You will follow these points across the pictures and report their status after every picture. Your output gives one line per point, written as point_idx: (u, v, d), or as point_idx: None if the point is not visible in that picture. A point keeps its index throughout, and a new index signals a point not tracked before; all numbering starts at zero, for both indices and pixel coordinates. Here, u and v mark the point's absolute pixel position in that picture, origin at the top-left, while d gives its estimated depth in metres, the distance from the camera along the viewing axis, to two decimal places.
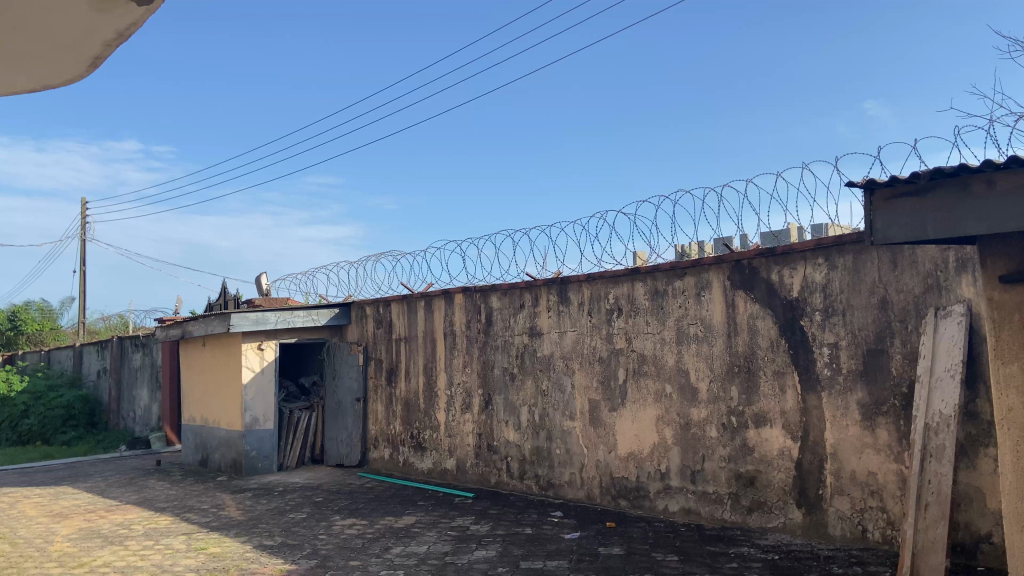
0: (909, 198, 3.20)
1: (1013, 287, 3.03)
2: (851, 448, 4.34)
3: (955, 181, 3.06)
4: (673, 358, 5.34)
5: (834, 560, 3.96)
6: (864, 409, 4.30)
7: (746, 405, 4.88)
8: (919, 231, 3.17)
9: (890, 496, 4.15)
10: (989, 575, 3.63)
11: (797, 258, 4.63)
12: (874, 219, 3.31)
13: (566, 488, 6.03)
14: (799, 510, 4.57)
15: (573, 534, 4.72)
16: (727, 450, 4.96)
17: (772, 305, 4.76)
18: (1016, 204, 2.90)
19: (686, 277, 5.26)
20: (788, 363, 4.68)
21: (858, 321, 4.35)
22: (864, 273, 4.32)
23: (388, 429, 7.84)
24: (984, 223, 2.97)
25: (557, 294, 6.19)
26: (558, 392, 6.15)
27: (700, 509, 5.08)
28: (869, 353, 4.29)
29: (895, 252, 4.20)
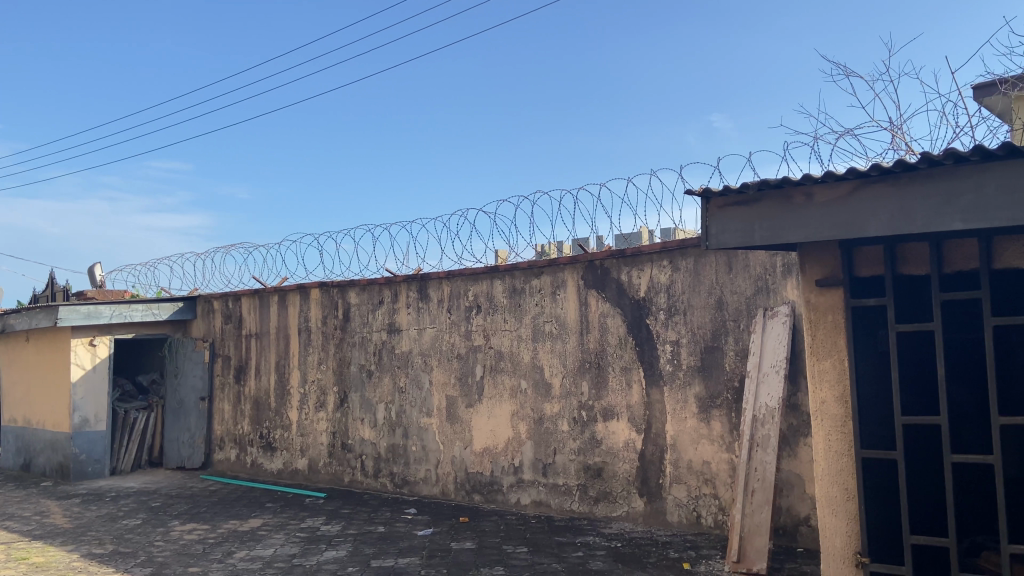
0: (740, 205, 3.46)
1: (827, 290, 3.34)
2: (689, 439, 4.63)
3: (780, 191, 3.34)
4: (528, 355, 5.47)
5: (670, 546, 4.22)
6: (701, 402, 4.59)
7: (596, 399, 5.08)
8: (747, 237, 3.43)
9: (722, 483, 4.47)
10: (806, 554, 4.00)
11: (643, 260, 4.88)
12: (709, 225, 3.54)
13: (420, 485, 6.04)
14: (640, 498, 4.82)
15: (425, 531, 4.74)
16: (577, 443, 5.14)
17: (621, 304, 4.98)
18: (830, 215, 3.21)
19: (542, 276, 5.40)
20: (634, 359, 4.91)
21: (697, 320, 4.64)
22: (704, 275, 4.62)
23: (235, 429, 7.52)
24: (804, 231, 3.26)
25: (416, 291, 6.18)
26: (415, 389, 6.14)
27: (550, 501, 5.25)
28: (705, 350, 4.59)
29: (731, 256, 4.51)
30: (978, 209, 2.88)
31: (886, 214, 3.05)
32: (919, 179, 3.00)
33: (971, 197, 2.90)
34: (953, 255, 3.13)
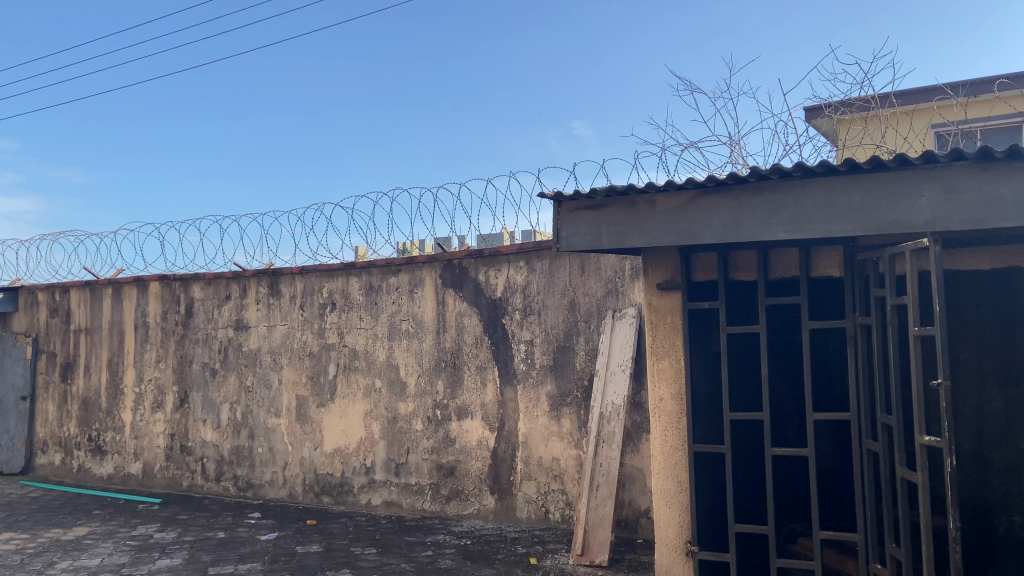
0: (589, 210, 3.58)
1: (667, 294, 3.55)
2: (540, 436, 4.74)
3: (626, 198, 3.50)
4: (383, 354, 5.40)
5: (519, 541, 4.30)
6: (552, 400, 4.72)
7: (451, 398, 5.09)
8: (595, 240, 3.56)
9: (569, 479, 4.62)
10: (645, 545, 4.19)
11: (501, 260, 4.95)
12: (561, 228, 3.64)
13: (266, 488, 5.83)
14: (491, 496, 4.88)
15: (269, 535, 4.57)
16: (431, 442, 5.13)
17: (478, 304, 5.03)
18: (671, 222, 3.41)
19: (400, 274, 5.35)
20: (489, 358, 4.97)
21: (551, 320, 4.76)
22: (557, 277, 4.75)
23: (61, 431, 6.93)
24: (647, 236, 3.44)
25: (267, 286, 5.95)
26: (263, 389, 5.90)
27: (401, 501, 5.21)
28: (558, 350, 4.71)
29: (584, 258, 4.67)
30: (798, 221, 3.18)
31: (720, 222, 3.29)
32: (750, 191, 3.27)
33: (793, 209, 3.19)
34: (776, 264, 3.43)
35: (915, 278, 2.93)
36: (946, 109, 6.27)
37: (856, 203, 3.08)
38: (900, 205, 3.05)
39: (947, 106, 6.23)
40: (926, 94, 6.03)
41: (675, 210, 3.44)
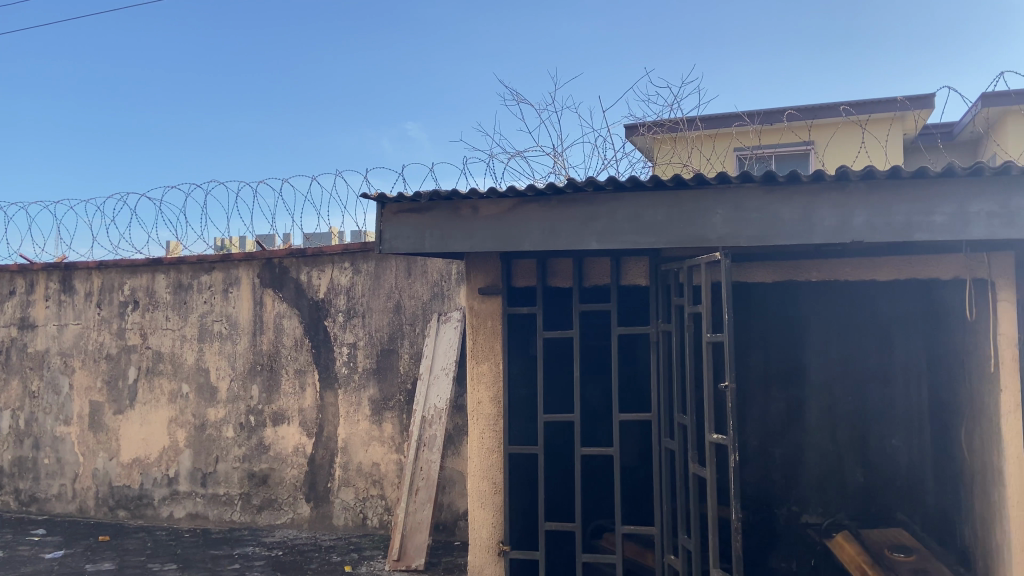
0: (412, 213, 3.57)
1: (488, 299, 3.60)
2: (360, 441, 4.66)
3: (449, 202, 3.52)
4: (192, 357, 5.07)
5: (333, 549, 4.21)
6: (374, 404, 4.65)
7: (265, 404, 4.87)
8: (418, 243, 3.55)
9: (389, 484, 4.59)
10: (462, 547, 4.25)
11: (325, 260, 4.82)
12: (383, 229, 3.59)
13: (53, 503, 5.30)
14: (307, 504, 4.74)
15: (54, 553, 4.14)
16: (242, 450, 4.89)
17: (298, 306, 4.86)
18: (493, 228, 3.48)
19: (214, 272, 5.06)
20: (309, 362, 4.81)
21: (375, 323, 4.70)
22: (383, 279, 4.70)
23: None
24: (469, 241, 3.49)
25: (59, 281, 5.41)
26: (52, 394, 5.36)
27: (208, 513, 4.93)
28: (380, 353, 4.66)
29: (410, 262, 4.67)
30: (610, 232, 3.36)
31: (539, 230, 3.41)
32: (567, 202, 3.42)
33: (605, 220, 3.37)
34: (590, 272, 3.60)
35: (709, 289, 3.20)
36: (743, 135, 6.85)
37: (660, 217, 3.31)
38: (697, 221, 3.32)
39: (744, 132, 6.82)
40: (726, 120, 6.57)
41: (496, 216, 3.51)
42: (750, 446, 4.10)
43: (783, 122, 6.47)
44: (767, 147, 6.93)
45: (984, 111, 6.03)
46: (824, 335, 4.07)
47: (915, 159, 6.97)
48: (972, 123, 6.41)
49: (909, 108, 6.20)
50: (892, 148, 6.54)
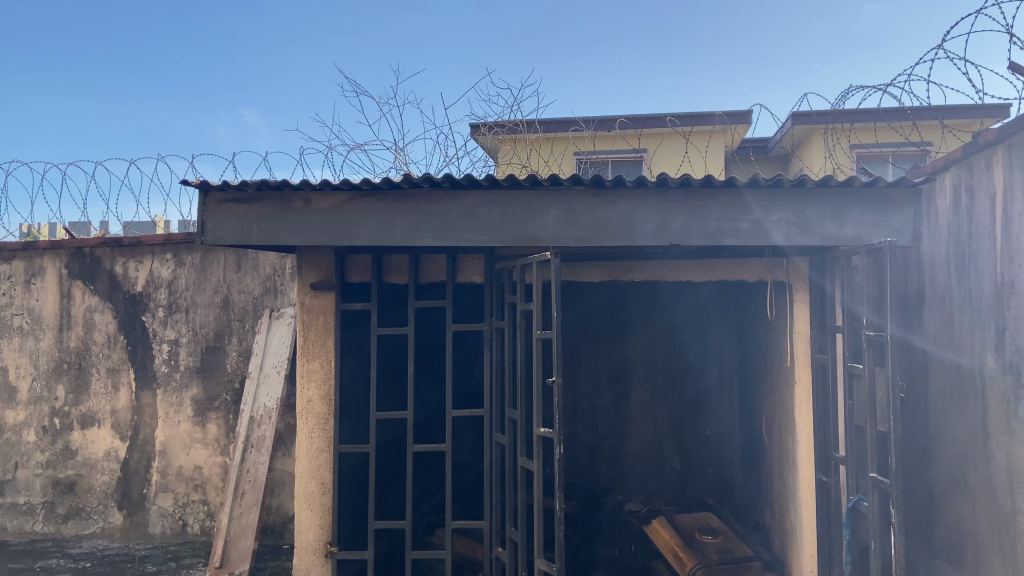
0: (239, 203, 3.40)
1: (320, 294, 3.50)
2: (180, 444, 4.50)
3: (279, 193, 3.38)
4: None
5: (149, 559, 4.04)
6: (198, 405, 4.51)
7: (73, 405, 4.59)
8: (245, 236, 3.39)
9: (212, 488, 4.47)
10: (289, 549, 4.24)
11: (144, 251, 4.59)
12: (206, 220, 3.40)
13: None
14: (119, 512, 4.51)
15: None
16: (45, 456, 4.59)
17: (113, 300, 4.61)
18: (326, 221, 3.38)
19: (14, 261, 4.64)
20: (124, 360, 4.57)
21: (199, 319, 4.57)
22: (210, 272, 4.59)
23: None
24: (300, 234, 3.37)
25: None
26: None
27: (6, 524, 4.59)
28: (205, 351, 4.53)
29: (240, 255, 4.58)
30: (445, 229, 3.38)
31: (373, 225, 3.36)
32: (402, 197, 3.39)
33: (441, 217, 3.39)
34: (425, 269, 3.60)
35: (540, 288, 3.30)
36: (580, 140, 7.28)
37: (494, 216, 3.37)
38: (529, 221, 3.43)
39: (580, 137, 7.12)
40: (564, 124, 6.81)
41: (329, 209, 3.42)
42: (581, 439, 4.73)
43: (615, 130, 6.74)
44: (601, 153, 7.29)
45: (792, 129, 6.65)
46: (645, 343, 4.71)
47: (734, 169, 7.55)
48: (781, 139, 7.05)
49: (725, 123, 6.71)
50: (712, 159, 7.05)
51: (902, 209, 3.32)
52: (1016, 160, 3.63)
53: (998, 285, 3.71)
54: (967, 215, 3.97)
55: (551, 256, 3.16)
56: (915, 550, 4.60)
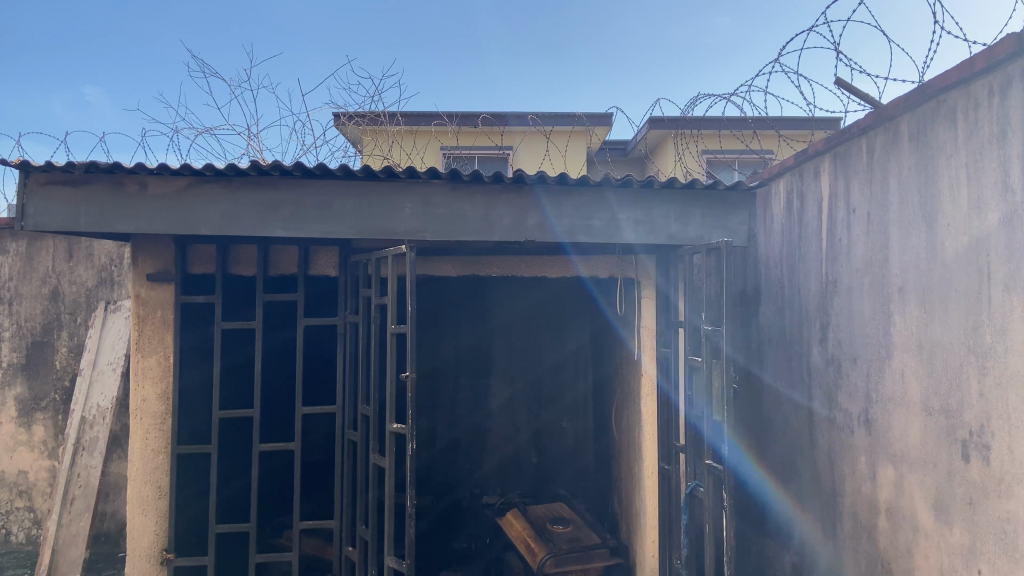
0: (65, 186, 3.14)
1: (156, 285, 3.48)
2: (6, 448, 4.87)
3: (111, 176, 3.15)
4: None
5: None
6: (22, 406, 4.94)
7: None
8: (71, 223, 3.14)
9: (38, 494, 4.75)
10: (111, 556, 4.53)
11: None
12: (25, 204, 3.12)
13: None
14: None
15: None
16: None
17: None
18: (164, 210, 3.20)
19: None
20: None
21: (25, 310, 4.93)
22: (38, 259, 4.96)
23: None
24: (135, 221, 3.17)
25: None
26: None
27: None
28: (32, 345, 4.90)
29: (72, 247, 4.97)
30: (296, 220, 3.27)
31: (217, 214, 3.22)
32: (252, 184, 3.27)
33: (292, 207, 3.28)
34: (276, 261, 3.55)
35: (395, 282, 3.29)
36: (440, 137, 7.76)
37: (350, 208, 3.30)
38: (384, 215, 3.38)
39: (443, 132, 7.27)
40: (427, 118, 6.92)
41: (167, 196, 3.24)
42: (423, 429, 5.62)
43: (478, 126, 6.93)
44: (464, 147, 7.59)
45: (649, 134, 6.96)
46: (505, 345, 5.77)
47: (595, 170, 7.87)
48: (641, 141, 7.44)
49: (583, 123, 7.04)
50: (571, 155, 7.42)
51: (737, 212, 3.58)
52: (840, 169, 4.00)
53: (823, 284, 4.09)
54: (799, 220, 4.33)
55: (405, 250, 3.14)
56: (746, 531, 4.98)
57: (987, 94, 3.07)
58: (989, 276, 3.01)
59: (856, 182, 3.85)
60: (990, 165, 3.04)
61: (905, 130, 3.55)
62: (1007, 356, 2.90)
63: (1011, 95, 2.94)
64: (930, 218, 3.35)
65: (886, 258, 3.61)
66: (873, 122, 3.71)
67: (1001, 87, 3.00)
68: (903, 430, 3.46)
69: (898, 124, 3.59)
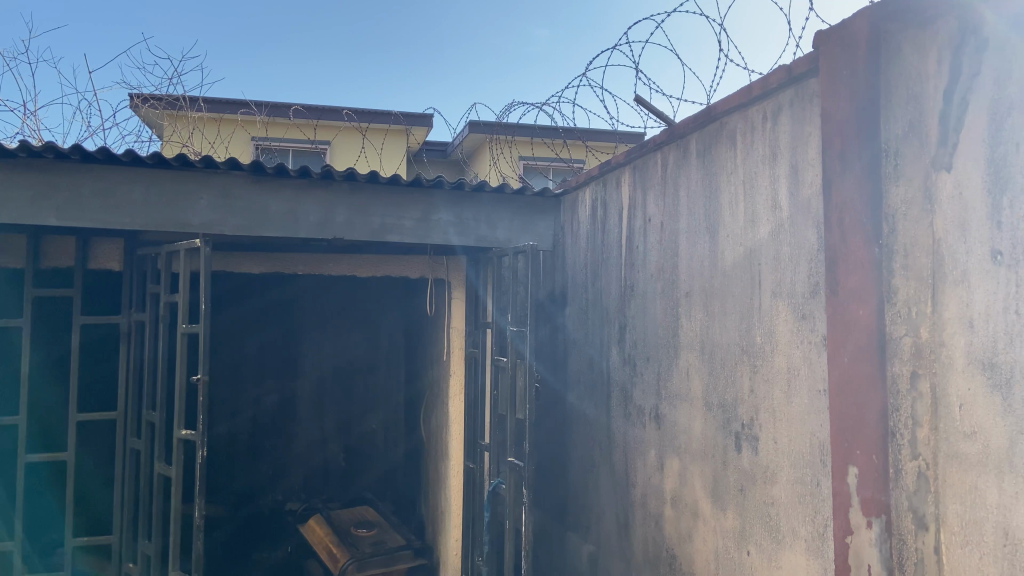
0: None
1: None
2: None
3: None
4: None
5: None
6: None
7: None
8: None
9: None
10: None
11: None
12: None
13: None
14: None
15: None
16: None
17: None
18: None
19: None
20: None
21: None
22: None
23: None
24: None
25: None
26: None
27: None
28: None
29: None
30: (71, 209, 3.54)
31: None
32: (43, 174, 3.49)
33: (67, 196, 3.54)
34: (48, 252, 4.34)
35: (187, 278, 3.16)
36: (251, 126, 8.27)
37: (138, 197, 3.63)
38: (185, 207, 3.69)
39: (250, 121, 7.95)
40: (233, 106, 7.53)
41: None
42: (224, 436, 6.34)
43: (287, 116, 7.65)
44: (273, 139, 8.45)
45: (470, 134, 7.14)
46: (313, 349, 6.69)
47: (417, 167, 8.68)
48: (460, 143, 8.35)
49: (401, 122, 7.89)
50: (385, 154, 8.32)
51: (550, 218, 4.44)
52: (637, 180, 4.27)
53: (622, 289, 4.35)
54: (602, 228, 4.58)
55: (199, 244, 3.03)
56: (549, 525, 5.20)
57: (761, 118, 3.43)
58: (759, 283, 3.36)
59: (651, 194, 4.14)
60: (762, 184, 3.40)
61: (693, 147, 3.86)
62: (773, 356, 3.26)
63: (781, 121, 3.31)
64: (713, 230, 3.67)
65: (676, 265, 3.90)
66: (667, 138, 3.99)
67: (773, 113, 3.36)
68: (687, 425, 3.75)
69: (687, 141, 3.90)
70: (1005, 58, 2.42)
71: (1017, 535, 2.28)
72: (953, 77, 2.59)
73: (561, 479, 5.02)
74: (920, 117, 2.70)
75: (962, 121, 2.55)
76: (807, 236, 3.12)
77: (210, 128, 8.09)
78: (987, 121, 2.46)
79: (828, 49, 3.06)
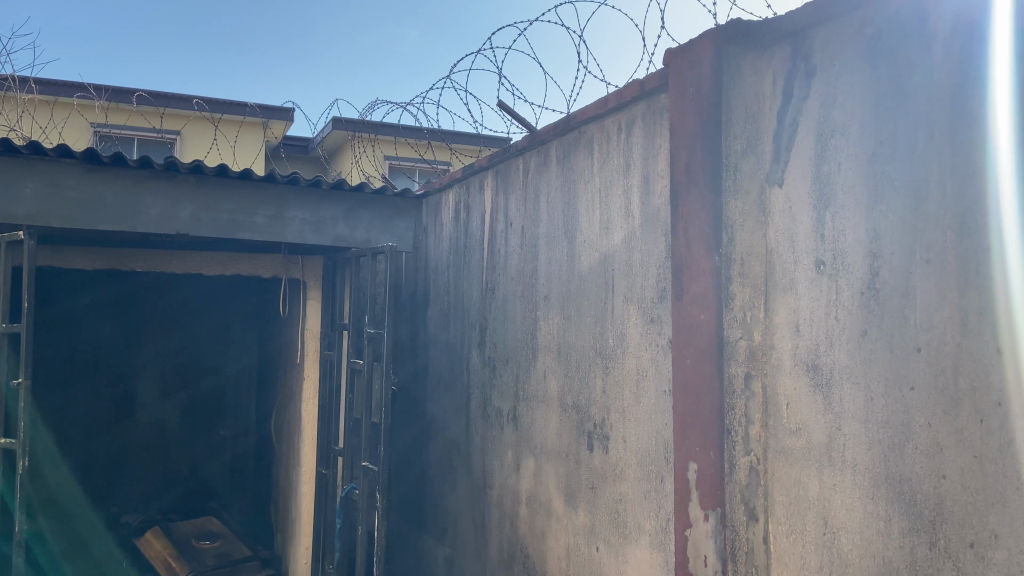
0: None
1: None
2: None
3: None
4: None
5: None
6: None
7: None
8: None
9: None
10: None
11: None
12: None
13: None
14: None
15: None
16: None
17: None
18: None
19: None
20: None
21: None
22: None
23: None
24: None
25: None
26: None
27: None
28: None
29: None
30: None
31: None
32: None
33: None
34: None
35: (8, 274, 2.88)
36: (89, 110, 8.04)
37: None
38: (15, 195, 3.67)
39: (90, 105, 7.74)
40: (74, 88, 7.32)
41: None
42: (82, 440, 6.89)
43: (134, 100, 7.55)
44: (113, 125, 8.25)
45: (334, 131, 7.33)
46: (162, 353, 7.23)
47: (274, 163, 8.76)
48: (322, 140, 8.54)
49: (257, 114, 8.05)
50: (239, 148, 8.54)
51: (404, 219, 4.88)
52: (500, 185, 4.33)
53: (483, 291, 4.38)
54: (464, 230, 4.60)
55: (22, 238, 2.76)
56: (407, 528, 5.18)
57: (616, 129, 3.56)
58: (612, 287, 3.49)
59: (512, 198, 4.21)
60: (616, 192, 3.53)
61: (553, 154, 3.95)
62: (624, 357, 3.39)
63: (634, 132, 3.45)
64: (570, 235, 3.77)
65: (535, 269, 3.98)
66: (528, 144, 4.07)
67: (626, 125, 3.50)
68: (543, 426, 3.83)
69: (548, 148, 3.99)
70: (830, 84, 2.65)
71: (835, 524, 2.52)
72: (785, 98, 2.81)
73: (417, 481, 5.00)
74: (756, 135, 2.91)
75: (793, 139, 2.77)
76: (656, 242, 3.26)
77: (43, 111, 7.67)
78: (815, 140, 2.68)
79: (676, 66, 3.20)
